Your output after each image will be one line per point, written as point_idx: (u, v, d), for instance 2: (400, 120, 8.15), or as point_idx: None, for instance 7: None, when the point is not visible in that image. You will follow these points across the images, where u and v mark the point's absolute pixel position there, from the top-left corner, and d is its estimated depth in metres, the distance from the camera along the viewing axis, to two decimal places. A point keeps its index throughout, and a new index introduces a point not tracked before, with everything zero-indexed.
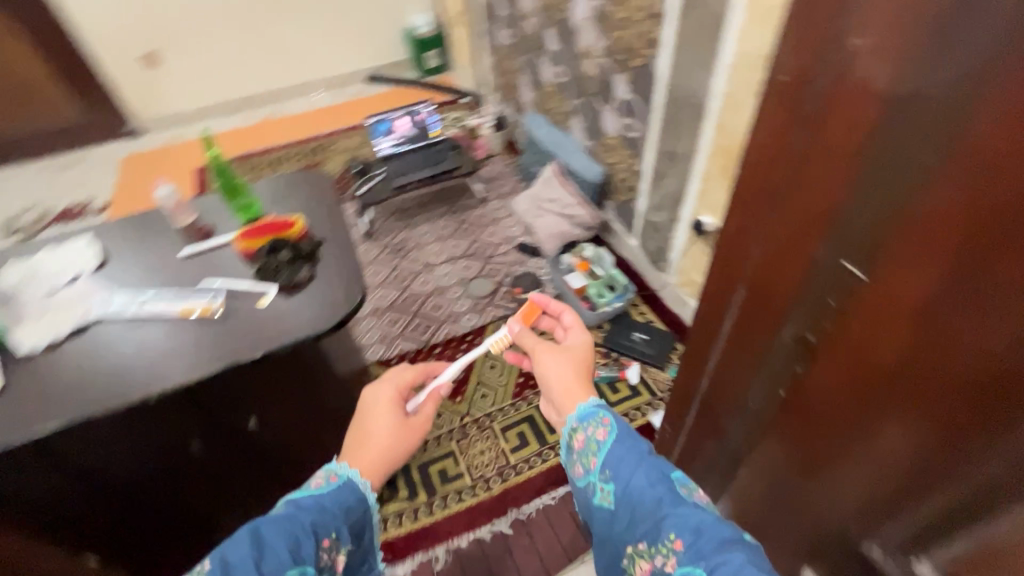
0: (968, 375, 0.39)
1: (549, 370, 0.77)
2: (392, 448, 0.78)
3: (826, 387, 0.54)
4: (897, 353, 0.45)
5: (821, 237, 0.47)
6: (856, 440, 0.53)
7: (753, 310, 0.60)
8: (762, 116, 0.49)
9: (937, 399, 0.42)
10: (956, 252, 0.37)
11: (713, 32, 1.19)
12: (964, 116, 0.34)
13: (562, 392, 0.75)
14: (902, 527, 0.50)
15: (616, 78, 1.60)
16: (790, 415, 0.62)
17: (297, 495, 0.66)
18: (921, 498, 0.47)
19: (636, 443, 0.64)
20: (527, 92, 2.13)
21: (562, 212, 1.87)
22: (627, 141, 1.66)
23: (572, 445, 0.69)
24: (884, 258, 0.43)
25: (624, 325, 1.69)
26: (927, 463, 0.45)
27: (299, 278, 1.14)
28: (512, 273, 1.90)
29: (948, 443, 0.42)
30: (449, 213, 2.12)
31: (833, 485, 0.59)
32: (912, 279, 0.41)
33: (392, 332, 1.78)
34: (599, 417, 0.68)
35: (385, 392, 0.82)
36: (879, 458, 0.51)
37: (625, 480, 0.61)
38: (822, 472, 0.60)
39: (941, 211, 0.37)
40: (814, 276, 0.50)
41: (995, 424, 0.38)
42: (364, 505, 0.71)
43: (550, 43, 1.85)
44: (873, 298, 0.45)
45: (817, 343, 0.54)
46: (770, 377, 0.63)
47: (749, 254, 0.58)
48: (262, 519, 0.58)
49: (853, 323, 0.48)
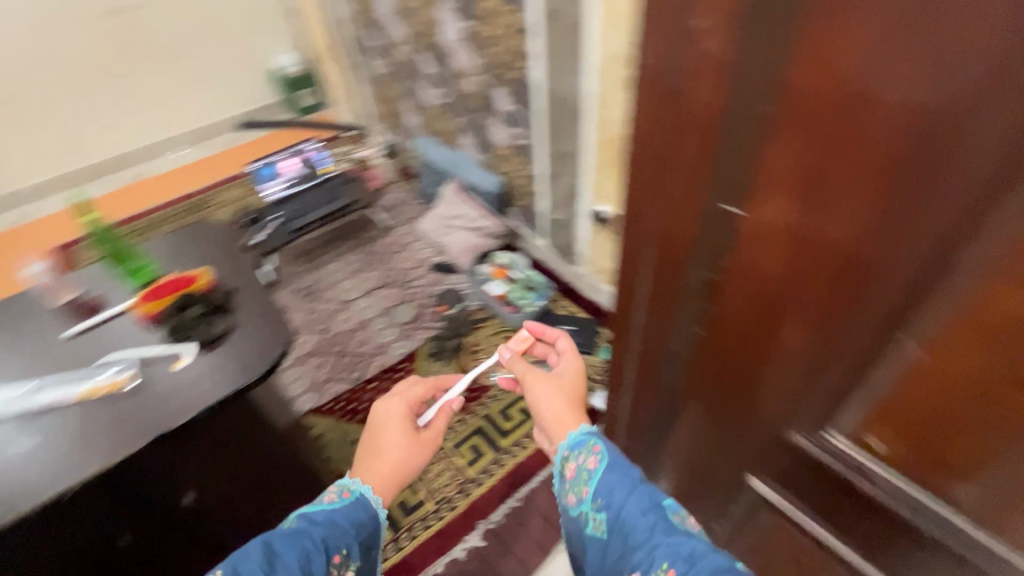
0: (831, 271, 0.45)
1: (540, 394, 0.87)
2: (406, 461, 0.88)
3: (714, 358, 0.63)
4: (776, 274, 0.50)
5: (704, 187, 0.51)
6: (755, 361, 0.58)
7: (657, 277, 0.63)
8: (650, 119, 0.52)
9: (808, 302, 0.48)
10: (803, 171, 0.42)
11: (577, 39, 1.27)
12: (797, 55, 0.38)
13: (550, 414, 0.84)
14: (807, 419, 0.57)
15: (496, 91, 1.65)
16: (703, 359, 0.66)
17: (308, 510, 0.73)
18: (814, 389, 0.54)
19: (629, 472, 0.69)
20: (413, 117, 2.14)
21: (469, 226, 1.93)
22: (518, 149, 1.72)
23: (567, 472, 0.75)
24: (753, 191, 0.47)
25: (550, 321, 1.78)
26: (815, 359, 0.51)
27: (217, 332, 0.96)
28: (432, 293, 1.91)
29: (828, 334, 0.49)
30: (356, 247, 2.08)
31: (748, 411, 0.63)
32: (764, 267, 0.50)
33: (321, 377, 1.73)
34: (592, 445, 0.74)
35: (397, 409, 0.92)
36: (777, 369, 0.56)
37: (617, 506, 0.66)
38: (737, 403, 0.64)
39: (786, 144, 0.43)
40: (705, 226, 0.54)
41: (854, 306, 0.45)
42: (369, 524, 0.77)
43: (426, 66, 1.88)
44: (750, 230, 0.50)
45: (716, 283, 0.57)
46: (683, 333, 0.66)
47: (649, 231, 0.60)
48: (272, 534, 0.65)
49: (738, 257, 0.53)
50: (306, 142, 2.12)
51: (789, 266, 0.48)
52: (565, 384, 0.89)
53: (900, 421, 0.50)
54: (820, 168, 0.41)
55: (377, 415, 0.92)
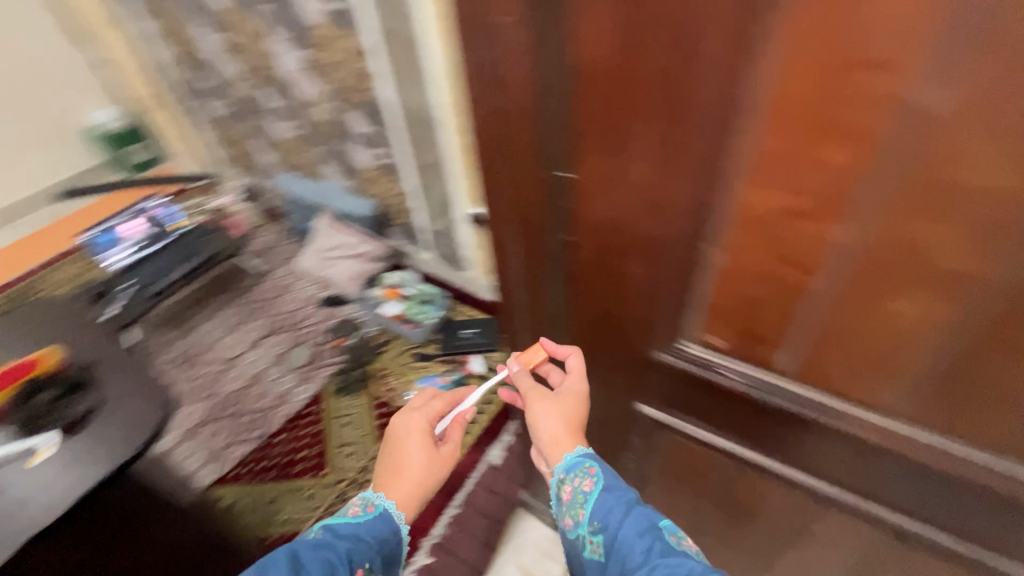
0: (655, 197, 0.60)
1: (538, 419, 0.76)
2: (427, 479, 0.80)
3: (588, 301, 0.74)
4: (618, 217, 0.62)
5: (547, 164, 0.58)
6: (619, 288, 0.72)
7: (527, 251, 0.69)
8: (489, 112, 0.57)
9: (646, 226, 0.63)
10: (617, 134, 0.54)
11: (419, 55, 1.32)
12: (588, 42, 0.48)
13: (550, 439, 0.74)
14: (669, 309, 0.74)
15: (349, 116, 1.64)
16: (582, 309, 0.76)
17: (334, 521, 0.73)
18: (664, 284, 0.71)
19: (623, 491, 0.68)
20: (267, 155, 2.05)
21: (351, 254, 1.88)
22: (384, 169, 1.71)
23: (560, 496, 0.72)
24: (584, 159, 0.57)
25: (451, 329, 1.81)
26: (660, 264, 0.68)
27: (76, 414, 0.84)
28: (326, 330, 1.83)
29: (665, 243, 0.65)
30: (232, 301, 1.93)
31: (623, 329, 0.77)
32: (607, 212, 0.62)
33: (217, 445, 1.57)
34: (591, 466, 0.71)
35: (417, 424, 0.83)
36: (636, 284, 0.71)
37: (613, 528, 0.65)
38: (614, 328, 0.78)
39: (599, 118, 0.53)
40: (555, 197, 0.61)
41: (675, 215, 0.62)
42: (390, 541, 0.74)
43: (271, 101, 1.81)
44: (590, 189, 0.60)
45: (576, 242, 0.66)
46: (562, 296, 0.74)
47: (510, 211, 0.66)
48: (296, 545, 0.66)
49: (587, 215, 0.63)
50: (146, 202, 1.91)
51: (623, 211, 0.62)
52: (567, 409, 0.76)
53: (732, 284, 0.71)
54: (628, 125, 0.53)
55: (396, 428, 0.83)
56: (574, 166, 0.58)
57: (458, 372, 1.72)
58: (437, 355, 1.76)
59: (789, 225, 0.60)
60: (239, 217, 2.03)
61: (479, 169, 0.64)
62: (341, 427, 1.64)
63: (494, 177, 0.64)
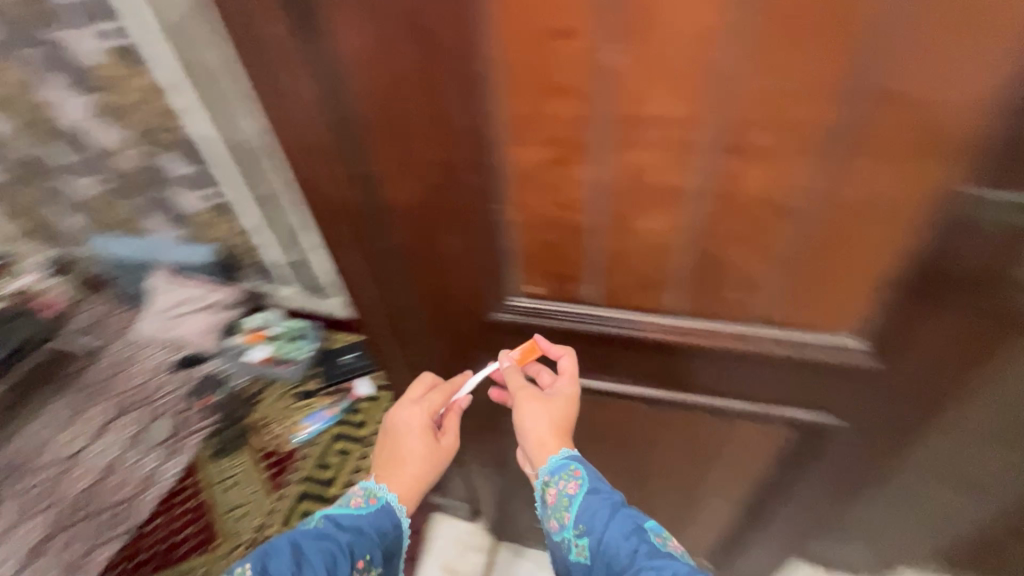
0: (445, 184, 0.56)
1: (526, 423, 0.70)
2: (422, 476, 0.76)
3: (429, 298, 0.72)
4: (421, 205, 0.60)
5: (343, 155, 0.58)
6: (456, 285, 0.68)
7: (358, 246, 0.69)
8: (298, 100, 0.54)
9: (450, 214, 0.59)
10: (384, 116, 0.53)
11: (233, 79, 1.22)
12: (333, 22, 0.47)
13: (536, 442, 0.70)
14: (506, 311, 0.69)
15: (163, 159, 1.42)
16: (427, 306, 0.74)
17: (335, 512, 0.72)
18: (494, 283, 0.66)
19: (610, 492, 0.65)
20: (72, 219, 1.60)
21: (198, 307, 1.59)
22: (219, 210, 1.51)
23: (544, 500, 0.69)
24: (369, 147, 0.56)
25: (329, 358, 1.63)
26: (481, 260, 0.63)
27: None
28: (185, 393, 1.49)
29: (476, 236, 0.61)
30: (58, 395, 1.47)
31: (476, 329, 0.74)
32: (409, 202, 0.60)
33: (66, 559, 1.23)
34: (577, 466, 0.67)
35: (417, 416, 0.77)
36: (470, 283, 0.67)
37: (600, 529, 0.62)
38: (464, 327, 0.74)
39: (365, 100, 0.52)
40: (362, 189, 0.61)
41: (475, 205, 0.57)
42: (393, 536, 0.74)
43: (58, 158, 1.46)
44: (387, 177, 0.58)
45: (396, 236, 0.65)
46: (404, 291, 0.73)
47: (341, 208, 0.64)
48: (300, 534, 0.67)
49: (394, 204, 0.61)
50: None
51: (420, 186, 0.58)
52: (559, 411, 0.69)
53: (545, 276, 0.64)
54: (392, 107, 0.52)
55: (394, 421, 0.77)
56: (370, 166, 0.58)
57: (344, 400, 1.54)
58: (319, 389, 1.56)
59: (575, 188, 0.53)
60: (51, 298, 1.59)
61: (301, 188, 0.63)
62: (223, 489, 1.40)
63: (323, 175, 0.61)
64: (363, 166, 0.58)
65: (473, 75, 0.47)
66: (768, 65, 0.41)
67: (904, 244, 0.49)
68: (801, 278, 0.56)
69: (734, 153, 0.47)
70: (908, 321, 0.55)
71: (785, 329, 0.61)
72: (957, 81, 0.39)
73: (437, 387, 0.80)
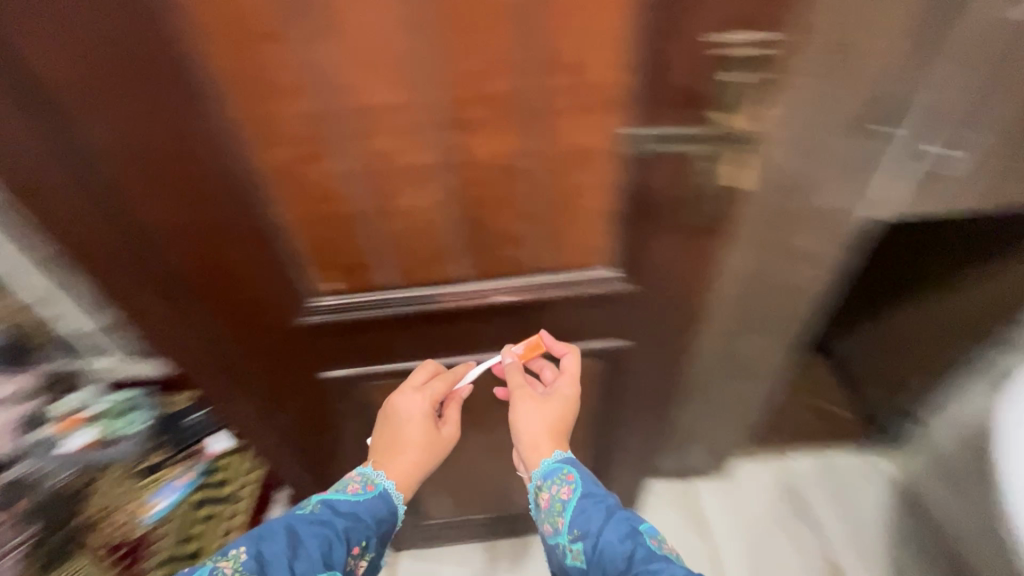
0: (210, 201, 0.57)
1: (525, 424, 0.76)
2: (421, 465, 0.76)
3: (238, 320, 0.70)
4: (192, 229, 0.59)
5: (89, 192, 0.55)
6: (258, 301, 0.68)
7: (139, 288, 0.64)
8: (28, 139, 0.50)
9: (226, 230, 0.60)
10: (116, 144, 0.51)
11: None
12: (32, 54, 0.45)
13: (533, 441, 0.76)
14: (317, 312, 0.71)
15: None
16: (238, 331, 0.72)
17: (330, 497, 0.71)
18: (296, 286, 0.68)
19: (607, 497, 0.69)
20: None
21: None
22: None
23: (546, 508, 0.72)
24: (113, 181, 0.54)
25: (177, 419, 1.26)
26: (274, 268, 0.65)
27: None
28: None
29: (261, 245, 0.62)
30: None
31: (297, 339, 0.74)
32: (178, 227, 0.59)
33: None
34: (576, 468, 0.73)
35: (418, 404, 0.76)
36: (272, 294, 0.68)
37: (596, 530, 0.65)
38: (283, 341, 0.74)
39: (91, 131, 0.50)
40: (123, 225, 0.58)
41: (248, 215, 0.59)
42: (387, 524, 0.74)
43: None
44: (143, 208, 0.57)
45: (180, 267, 0.63)
46: (210, 323, 0.70)
47: (110, 250, 0.60)
48: (295, 519, 0.65)
49: (163, 233, 0.59)
50: None
51: (184, 208, 0.57)
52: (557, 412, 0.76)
53: (344, 271, 0.68)
54: (124, 134, 0.51)
55: (394, 405, 0.76)
56: (120, 195, 0.55)
57: None
58: None
59: (338, 181, 0.58)
60: None
61: (61, 237, 0.58)
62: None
63: (84, 216, 0.56)
64: (118, 202, 0.55)
65: (202, 89, 0.49)
66: (461, 58, 0.49)
67: (615, 182, 0.61)
68: (555, 227, 0.65)
69: (463, 134, 0.55)
70: (641, 245, 0.68)
71: (561, 273, 0.71)
72: (608, 47, 0.49)
73: (439, 374, 0.79)
